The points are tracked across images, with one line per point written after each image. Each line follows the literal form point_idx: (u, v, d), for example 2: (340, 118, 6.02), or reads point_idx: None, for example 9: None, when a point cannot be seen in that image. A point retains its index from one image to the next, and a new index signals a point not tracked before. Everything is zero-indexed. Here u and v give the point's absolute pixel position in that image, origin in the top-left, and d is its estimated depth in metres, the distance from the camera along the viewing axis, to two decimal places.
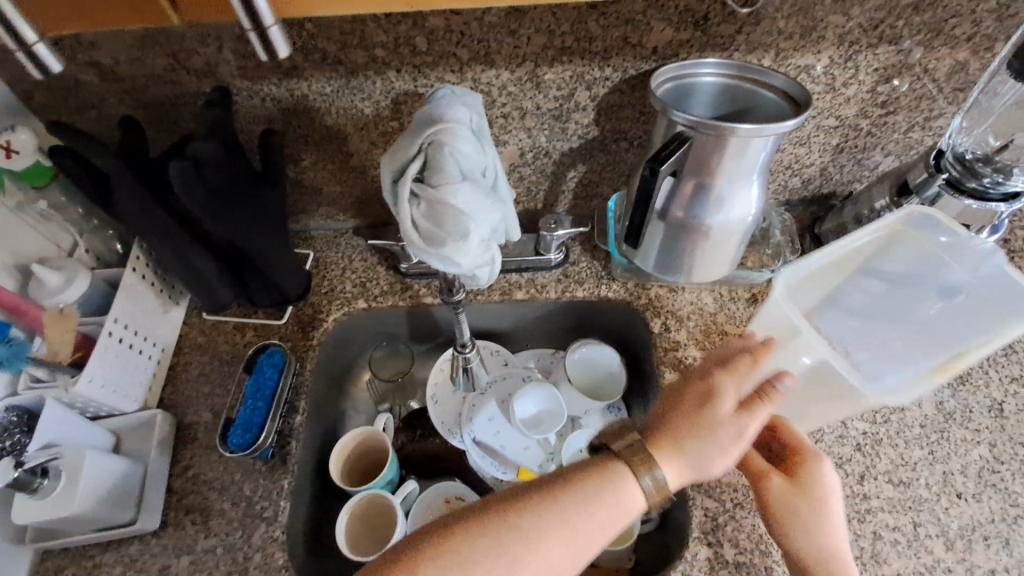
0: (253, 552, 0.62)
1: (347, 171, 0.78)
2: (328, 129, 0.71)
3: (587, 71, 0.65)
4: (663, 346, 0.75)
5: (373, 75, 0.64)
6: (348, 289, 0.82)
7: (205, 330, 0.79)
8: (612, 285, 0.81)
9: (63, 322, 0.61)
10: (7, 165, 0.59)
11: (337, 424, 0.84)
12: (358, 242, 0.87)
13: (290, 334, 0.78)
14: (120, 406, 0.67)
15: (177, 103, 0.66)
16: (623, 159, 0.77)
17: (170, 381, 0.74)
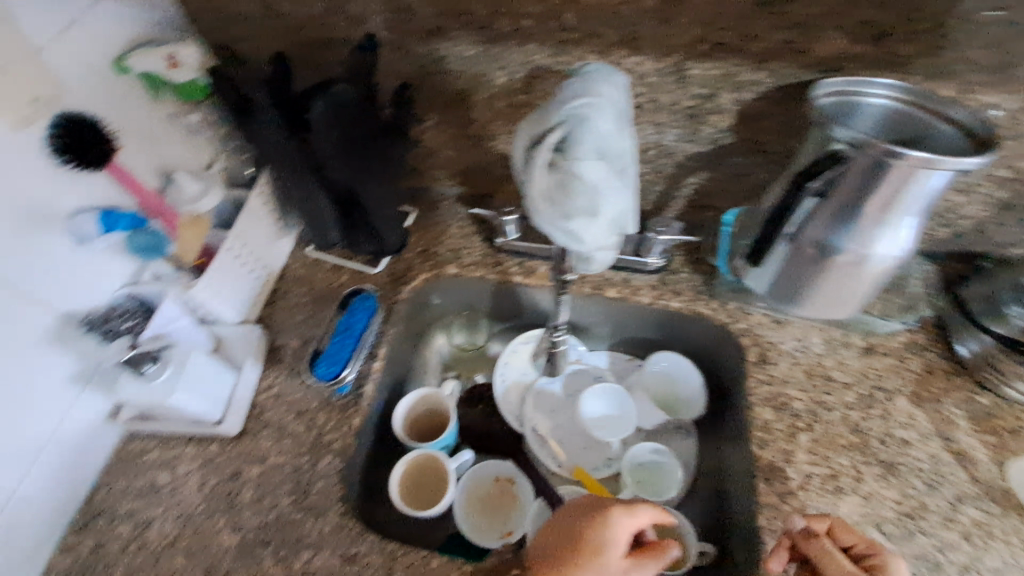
0: (316, 479, 0.66)
1: (466, 138, 0.79)
2: (458, 93, 0.71)
3: (738, 73, 0.60)
4: (756, 377, 0.71)
5: (515, 45, 0.63)
6: (442, 253, 0.83)
7: (306, 264, 0.84)
8: (710, 302, 0.77)
9: (196, 228, 0.67)
10: (167, 76, 0.62)
11: (406, 380, 0.86)
12: (459, 210, 0.88)
13: (382, 284, 0.81)
14: (225, 315, 0.72)
15: (327, 46, 0.69)
16: (750, 173, 0.73)
17: (269, 305, 0.79)
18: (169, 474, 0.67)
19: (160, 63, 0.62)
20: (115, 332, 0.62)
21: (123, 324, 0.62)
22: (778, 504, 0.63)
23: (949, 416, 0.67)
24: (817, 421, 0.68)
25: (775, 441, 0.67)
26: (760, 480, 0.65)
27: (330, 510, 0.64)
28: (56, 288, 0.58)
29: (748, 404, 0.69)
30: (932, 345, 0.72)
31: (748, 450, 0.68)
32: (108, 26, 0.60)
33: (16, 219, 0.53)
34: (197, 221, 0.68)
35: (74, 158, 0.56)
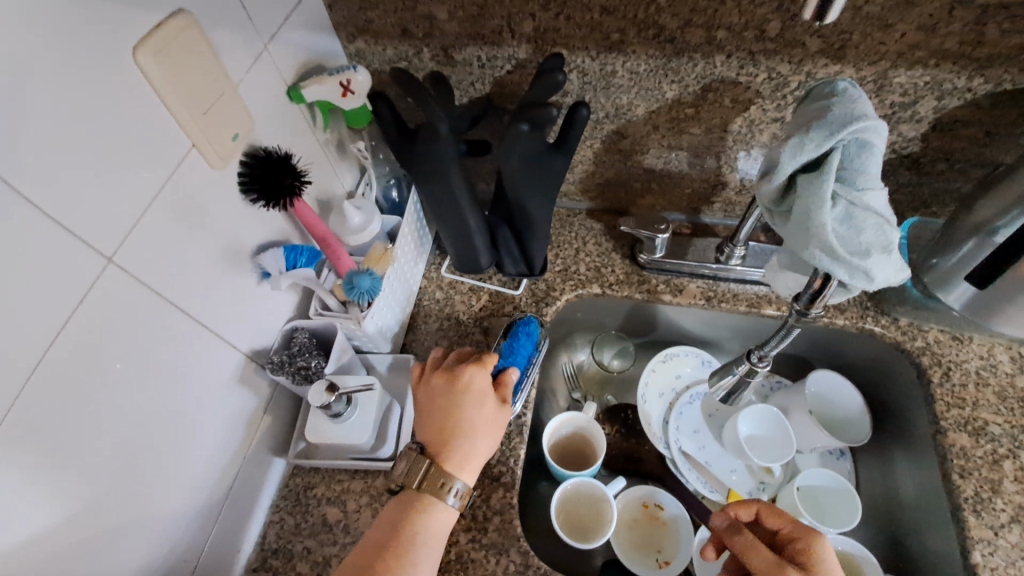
0: (492, 514, 0.63)
1: (613, 152, 0.75)
2: (618, 108, 0.68)
3: (949, 79, 0.56)
4: (946, 400, 0.66)
5: (699, 57, 0.60)
6: (582, 272, 0.80)
7: (443, 287, 0.81)
8: (880, 319, 0.72)
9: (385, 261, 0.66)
10: (340, 103, 0.62)
11: (543, 402, 0.83)
12: (591, 225, 0.85)
13: (525, 306, 0.78)
14: (380, 346, 0.70)
15: (485, 65, 0.66)
16: (928, 183, 0.69)
17: (411, 330, 0.77)
18: (338, 510, 0.65)
19: (336, 91, 0.61)
20: (304, 370, 0.60)
21: (309, 362, 0.61)
22: (993, 538, 0.59)
23: None
24: (1018, 448, 0.63)
25: (978, 470, 0.62)
26: (968, 512, 0.60)
27: (512, 549, 0.61)
28: (241, 326, 0.57)
29: (939, 430, 0.65)
30: None
31: (943, 477, 0.64)
32: (285, 54, 0.58)
33: (214, 254, 0.52)
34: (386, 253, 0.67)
35: (260, 191, 0.53)
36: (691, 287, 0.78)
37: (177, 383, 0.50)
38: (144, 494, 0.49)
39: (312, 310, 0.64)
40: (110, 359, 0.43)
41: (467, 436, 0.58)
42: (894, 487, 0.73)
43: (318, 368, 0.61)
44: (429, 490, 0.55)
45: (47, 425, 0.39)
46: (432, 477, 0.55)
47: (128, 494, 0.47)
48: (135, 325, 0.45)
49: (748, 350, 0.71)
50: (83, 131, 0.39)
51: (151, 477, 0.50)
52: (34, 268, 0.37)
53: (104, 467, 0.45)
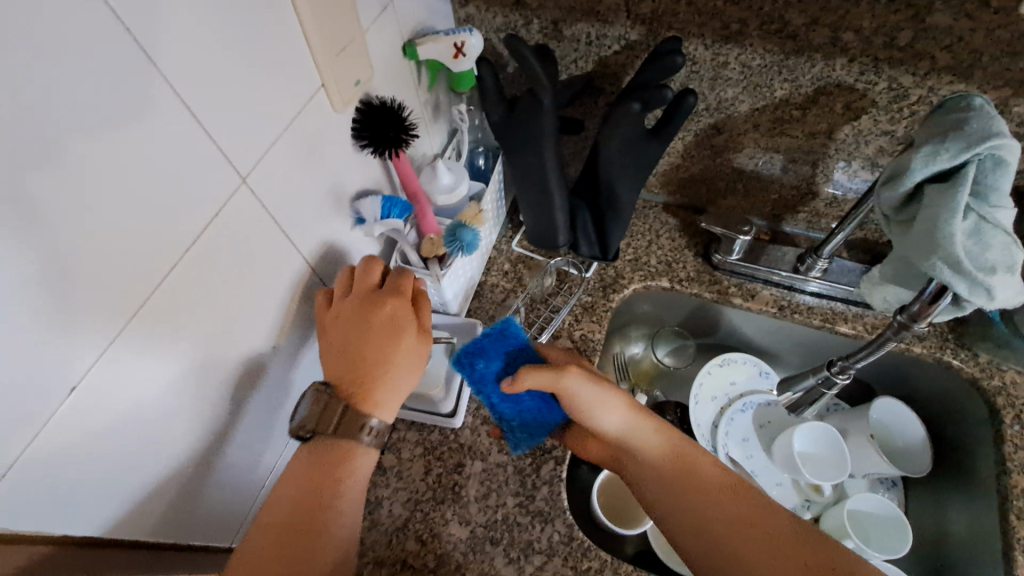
0: (540, 484, 0.64)
1: (703, 148, 0.75)
2: (720, 102, 0.67)
3: None
4: (1019, 443, 0.64)
5: (819, 58, 0.59)
6: (653, 263, 0.80)
7: (512, 260, 0.82)
8: (959, 352, 0.70)
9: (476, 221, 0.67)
10: (450, 63, 0.63)
11: None
12: (666, 219, 0.85)
13: (591, 289, 0.79)
14: (448, 307, 0.71)
15: (593, 43, 0.67)
16: None
17: (477, 297, 0.79)
18: (394, 457, 0.67)
19: (449, 51, 0.62)
20: None
21: None
22: None
23: None
24: None
25: None
26: None
27: (557, 519, 0.62)
28: (329, 264, 0.59)
29: (1008, 472, 0.63)
30: None
31: (1005, 520, 0.62)
32: (406, 9, 0.60)
33: (322, 191, 0.54)
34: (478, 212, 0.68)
35: (370, 137, 0.55)
36: (763, 293, 0.77)
37: (273, 299, 0.53)
38: (231, 399, 0.51)
39: (392, 262, 0.67)
40: (229, 273, 0.46)
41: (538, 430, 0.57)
42: (945, 523, 0.72)
43: None
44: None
45: (153, 319, 0.40)
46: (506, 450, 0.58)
47: (206, 400, 0.48)
48: (246, 237, 0.47)
49: (829, 361, 0.72)
50: (225, 45, 0.40)
51: (224, 393, 0.50)
52: (166, 166, 0.38)
53: (190, 372, 0.45)
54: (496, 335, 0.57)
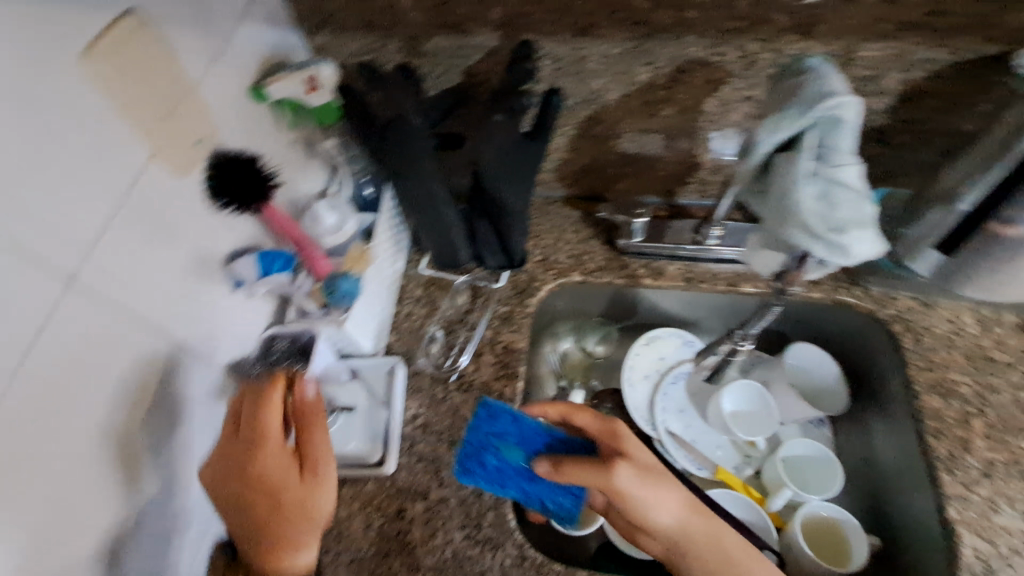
0: (486, 510, 0.63)
1: (588, 139, 0.75)
2: (592, 93, 0.68)
3: (916, 51, 0.57)
4: (918, 364, 0.68)
5: (671, 39, 0.60)
6: (562, 260, 0.81)
7: (423, 284, 0.80)
8: (855, 290, 0.74)
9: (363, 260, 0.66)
10: (306, 100, 0.60)
11: (531, 394, 0.83)
12: (569, 213, 0.85)
13: (507, 298, 0.78)
14: (362, 347, 0.69)
15: (454, 54, 0.65)
16: (897, 153, 0.69)
17: (394, 330, 0.76)
18: (329, 519, 0.64)
19: (300, 88, 0.59)
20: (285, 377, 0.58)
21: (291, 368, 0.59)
22: (967, 495, 0.61)
23: None
24: (988, 406, 0.65)
25: (951, 430, 0.64)
26: (943, 471, 0.62)
27: (508, 542, 0.61)
28: (212, 340, 0.56)
29: (914, 393, 0.67)
30: None
31: (919, 439, 0.66)
32: (244, 52, 0.56)
33: (182, 269, 0.50)
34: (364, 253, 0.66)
35: (228, 197, 0.52)
36: (670, 269, 0.79)
37: (148, 392, 0.48)
38: (120, 508, 0.47)
39: (288, 316, 0.63)
40: (79, 384, 0.41)
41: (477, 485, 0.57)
42: (871, 451, 0.76)
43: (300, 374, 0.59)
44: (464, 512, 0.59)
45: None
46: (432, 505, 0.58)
47: (87, 520, 0.44)
48: (97, 337, 0.42)
49: (732, 329, 0.77)
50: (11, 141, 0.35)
51: (109, 505, 0.46)
52: None
53: (59, 497, 0.41)
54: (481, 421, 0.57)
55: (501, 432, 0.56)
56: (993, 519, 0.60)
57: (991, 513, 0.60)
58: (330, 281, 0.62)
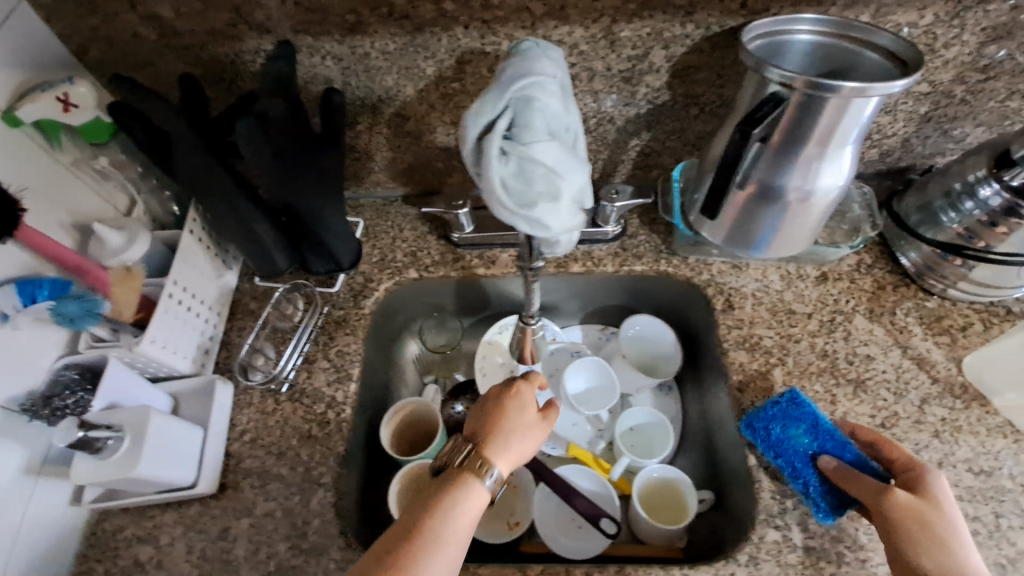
0: (312, 518, 0.63)
1: (402, 136, 0.75)
2: (387, 91, 0.68)
3: (667, 28, 0.60)
4: (726, 324, 0.72)
5: (440, 31, 0.61)
6: (399, 259, 0.81)
7: (257, 296, 0.78)
8: (672, 259, 0.78)
9: (127, 282, 0.60)
10: (65, 120, 0.58)
11: (385, 395, 0.83)
12: (407, 211, 0.85)
13: (341, 302, 0.77)
14: (178, 367, 0.67)
15: (235, 61, 0.64)
16: (691, 126, 0.73)
17: (225, 346, 0.75)
18: (150, 548, 0.62)
19: (55, 107, 0.56)
20: (63, 409, 0.58)
21: (67, 400, 0.59)
22: None
23: (906, 325, 0.70)
24: (787, 355, 0.69)
25: (754, 382, 0.68)
26: None
27: (332, 546, 0.61)
28: None
29: (722, 351, 0.71)
30: (880, 261, 0.76)
31: (728, 395, 0.69)
32: None
33: None
34: (127, 274, 0.60)
35: None
36: (503, 257, 0.81)
37: None
38: None
39: (81, 344, 0.62)
40: None
41: (502, 432, 0.55)
42: (707, 410, 0.80)
43: (83, 402, 0.59)
44: (469, 467, 0.52)
45: None
46: (473, 455, 0.53)
47: None
48: None
49: (519, 313, 0.76)
50: None
51: None
52: None
53: None
54: (786, 404, 0.64)
55: (812, 421, 0.63)
56: None
57: None
58: (93, 298, 0.58)
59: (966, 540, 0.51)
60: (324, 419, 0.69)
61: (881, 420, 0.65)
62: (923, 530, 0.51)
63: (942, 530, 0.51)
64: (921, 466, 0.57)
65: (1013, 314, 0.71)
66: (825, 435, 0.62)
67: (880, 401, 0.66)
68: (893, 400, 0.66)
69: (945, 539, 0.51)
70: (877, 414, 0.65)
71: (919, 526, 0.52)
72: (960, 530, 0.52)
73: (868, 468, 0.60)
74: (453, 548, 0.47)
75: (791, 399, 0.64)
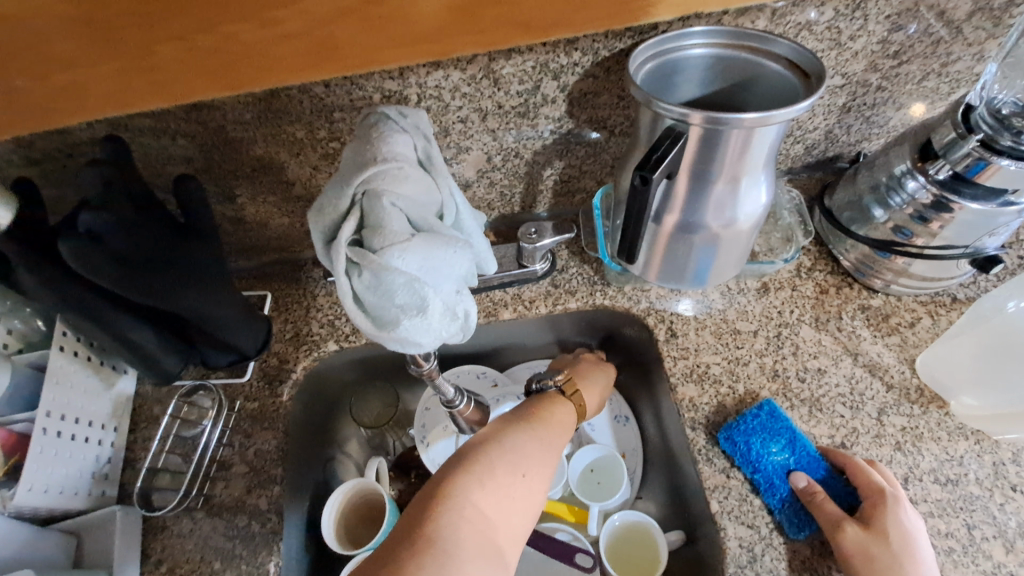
0: None
1: (292, 201, 0.68)
2: (260, 159, 0.61)
3: (552, 58, 0.55)
4: (672, 354, 0.68)
5: (299, 93, 0.54)
6: (315, 331, 0.74)
7: (161, 400, 0.70)
8: (607, 291, 0.72)
9: None
10: None
11: (326, 478, 0.76)
12: (319, 275, 0.78)
13: (256, 391, 0.70)
14: (69, 507, 0.59)
15: (72, 154, 0.56)
16: (605, 149, 0.67)
17: (129, 464, 0.67)
18: None
19: None
20: None
21: None
22: (726, 482, 0.60)
23: (854, 329, 0.67)
24: (738, 381, 0.65)
25: (706, 417, 0.63)
26: (702, 463, 0.61)
27: None
28: None
29: (670, 386, 0.66)
30: (821, 262, 0.72)
31: (681, 431, 0.65)
32: None
33: None
34: None
35: None
36: None
37: None
38: None
39: None
40: None
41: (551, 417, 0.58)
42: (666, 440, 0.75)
43: None
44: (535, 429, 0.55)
45: None
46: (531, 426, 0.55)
47: None
48: None
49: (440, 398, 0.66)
50: None
51: None
52: None
53: None
54: (765, 417, 0.60)
55: (790, 435, 0.59)
56: (752, 501, 0.59)
57: (749, 496, 0.59)
58: None
59: (921, 574, 0.50)
60: (248, 533, 0.62)
61: (841, 440, 0.61)
62: (869, 562, 0.51)
63: (892, 562, 0.50)
64: (889, 494, 0.54)
65: (958, 302, 0.68)
66: (802, 451, 0.59)
67: (838, 418, 0.62)
68: (851, 414, 0.62)
69: (900, 572, 0.50)
70: (837, 433, 0.61)
71: (864, 556, 0.51)
72: (919, 561, 0.51)
73: (835, 492, 0.57)
74: (469, 497, 0.46)
75: (769, 412, 0.60)
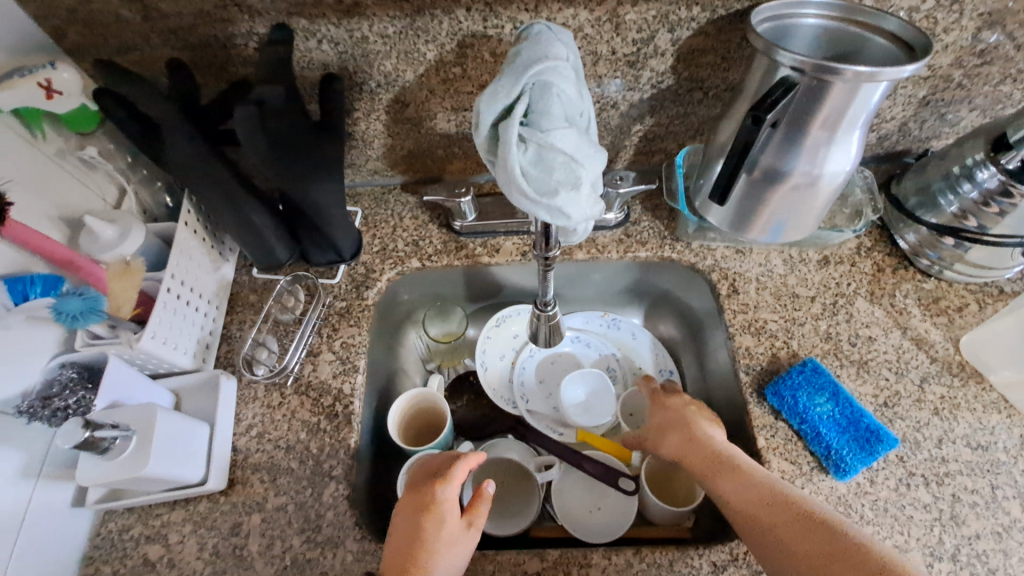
0: (325, 510, 0.62)
1: (401, 122, 0.73)
2: (386, 75, 0.67)
3: (672, 11, 0.60)
4: (732, 307, 0.73)
5: (441, 14, 0.60)
6: (401, 248, 0.80)
7: (257, 290, 0.76)
8: (676, 245, 0.78)
9: (127, 276, 0.59)
10: (49, 106, 0.55)
11: (391, 385, 0.82)
12: (406, 199, 0.84)
13: (345, 293, 0.76)
14: (180, 364, 0.66)
15: (226, 45, 0.62)
16: (696, 111, 0.73)
17: (226, 340, 0.73)
18: (160, 546, 0.61)
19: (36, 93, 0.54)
20: (64, 410, 0.56)
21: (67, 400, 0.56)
22: (773, 423, 0.65)
23: (905, 307, 0.72)
24: (792, 338, 0.70)
25: (760, 365, 0.69)
26: (752, 405, 0.66)
27: (348, 538, 0.61)
28: None
29: (729, 334, 0.71)
30: (880, 244, 0.77)
31: (734, 376, 0.70)
32: None
33: None
34: (127, 268, 0.59)
35: None
36: (506, 245, 0.80)
37: None
38: None
39: (77, 343, 0.60)
40: None
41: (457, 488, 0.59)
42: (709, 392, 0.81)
43: (83, 403, 0.57)
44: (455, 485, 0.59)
45: None
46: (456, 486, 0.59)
47: None
48: None
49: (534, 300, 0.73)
50: None
51: None
52: None
53: None
54: (809, 373, 0.65)
55: (832, 389, 0.64)
56: (796, 442, 0.64)
57: (794, 437, 0.64)
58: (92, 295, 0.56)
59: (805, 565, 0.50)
60: (332, 412, 0.68)
61: (884, 400, 0.66)
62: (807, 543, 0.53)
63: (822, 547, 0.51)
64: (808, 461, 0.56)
65: (1004, 294, 0.73)
66: (845, 403, 0.64)
67: (882, 380, 0.67)
68: (895, 378, 0.67)
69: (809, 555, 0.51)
70: (880, 394, 0.66)
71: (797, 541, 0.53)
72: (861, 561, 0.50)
73: (878, 442, 0.61)
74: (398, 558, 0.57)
75: (813, 369, 0.66)
